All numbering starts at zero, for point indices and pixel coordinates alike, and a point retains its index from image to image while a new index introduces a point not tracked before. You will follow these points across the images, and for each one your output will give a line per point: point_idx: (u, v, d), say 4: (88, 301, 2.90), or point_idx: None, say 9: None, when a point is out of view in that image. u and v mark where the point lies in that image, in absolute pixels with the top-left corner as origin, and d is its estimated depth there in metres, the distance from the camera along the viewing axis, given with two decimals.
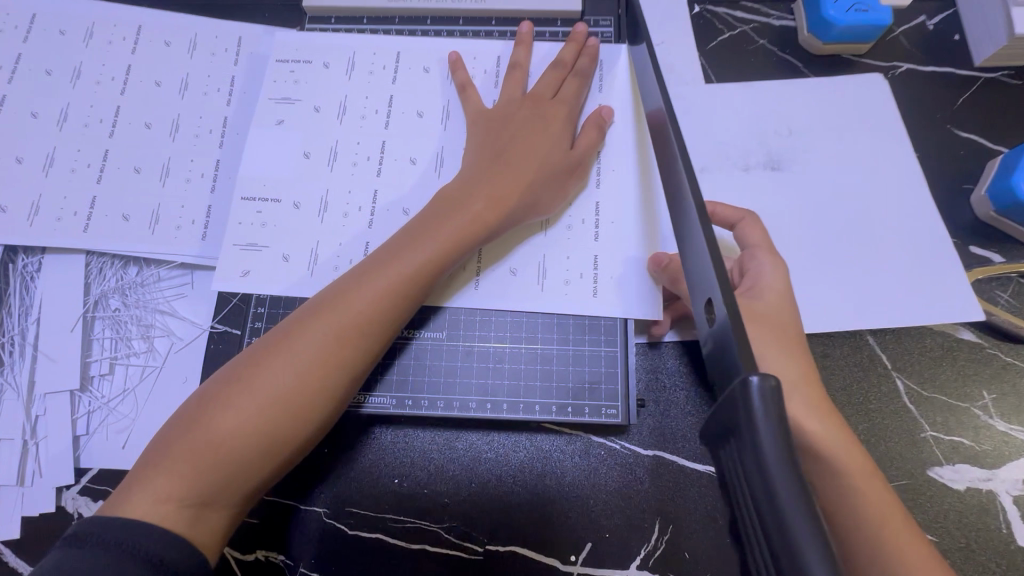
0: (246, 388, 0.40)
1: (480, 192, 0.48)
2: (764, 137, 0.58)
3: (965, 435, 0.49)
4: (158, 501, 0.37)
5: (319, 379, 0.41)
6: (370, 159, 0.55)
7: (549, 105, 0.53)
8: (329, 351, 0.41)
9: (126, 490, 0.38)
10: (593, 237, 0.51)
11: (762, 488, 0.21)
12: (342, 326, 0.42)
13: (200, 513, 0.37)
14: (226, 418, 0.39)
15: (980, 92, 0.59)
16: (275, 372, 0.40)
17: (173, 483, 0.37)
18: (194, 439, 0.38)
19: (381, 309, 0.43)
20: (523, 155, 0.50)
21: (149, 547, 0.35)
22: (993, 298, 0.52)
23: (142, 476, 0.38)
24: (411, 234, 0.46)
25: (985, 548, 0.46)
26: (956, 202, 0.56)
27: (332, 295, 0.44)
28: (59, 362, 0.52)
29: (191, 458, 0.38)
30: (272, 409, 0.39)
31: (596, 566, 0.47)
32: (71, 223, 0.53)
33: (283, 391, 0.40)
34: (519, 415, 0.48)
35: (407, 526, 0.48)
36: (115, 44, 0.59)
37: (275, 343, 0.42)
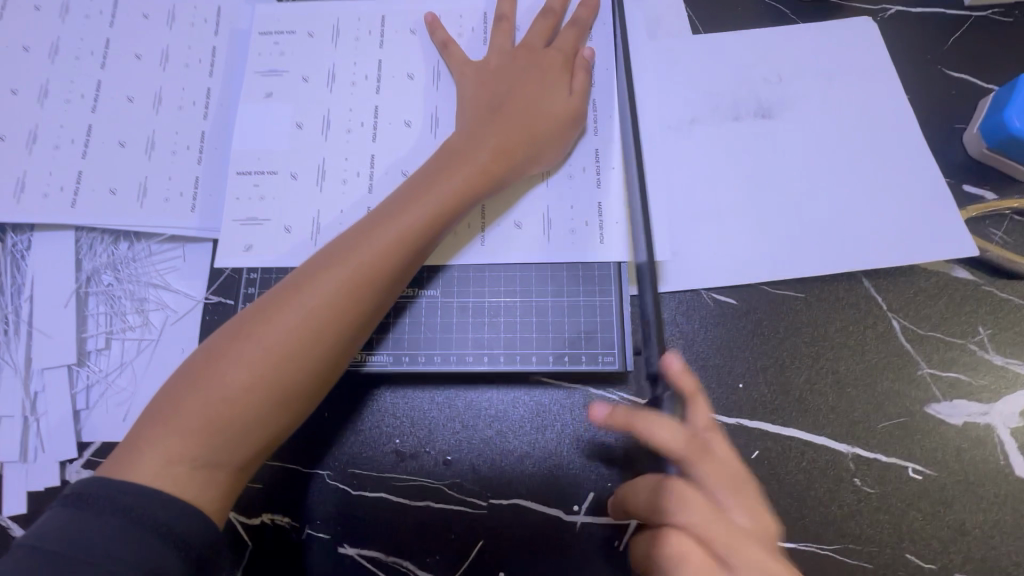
0: (253, 349, 0.39)
1: (482, 146, 0.47)
2: (753, 85, 0.57)
3: (962, 370, 0.49)
4: (169, 461, 0.37)
5: (327, 334, 0.40)
6: (363, 125, 0.54)
7: (542, 58, 0.52)
8: (335, 306, 0.41)
9: (135, 450, 0.37)
10: (591, 190, 0.51)
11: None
12: (349, 281, 0.41)
13: (211, 475, 0.37)
14: (234, 380, 0.38)
15: (971, 31, 0.58)
16: (281, 329, 0.40)
17: (184, 443, 0.37)
18: (203, 401, 0.38)
19: (386, 263, 0.43)
20: (521, 108, 0.49)
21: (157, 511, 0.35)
22: (987, 235, 0.52)
23: (150, 437, 0.38)
24: (410, 190, 0.46)
25: (982, 480, 0.47)
26: (948, 142, 0.55)
27: (335, 251, 0.43)
28: (55, 338, 0.51)
29: (200, 417, 0.38)
30: (280, 366, 0.39)
31: (599, 514, 0.48)
32: (59, 200, 0.53)
33: (291, 353, 0.39)
34: (517, 366, 0.48)
35: (410, 484, 0.49)
36: (92, 18, 0.58)
37: (281, 298, 0.41)
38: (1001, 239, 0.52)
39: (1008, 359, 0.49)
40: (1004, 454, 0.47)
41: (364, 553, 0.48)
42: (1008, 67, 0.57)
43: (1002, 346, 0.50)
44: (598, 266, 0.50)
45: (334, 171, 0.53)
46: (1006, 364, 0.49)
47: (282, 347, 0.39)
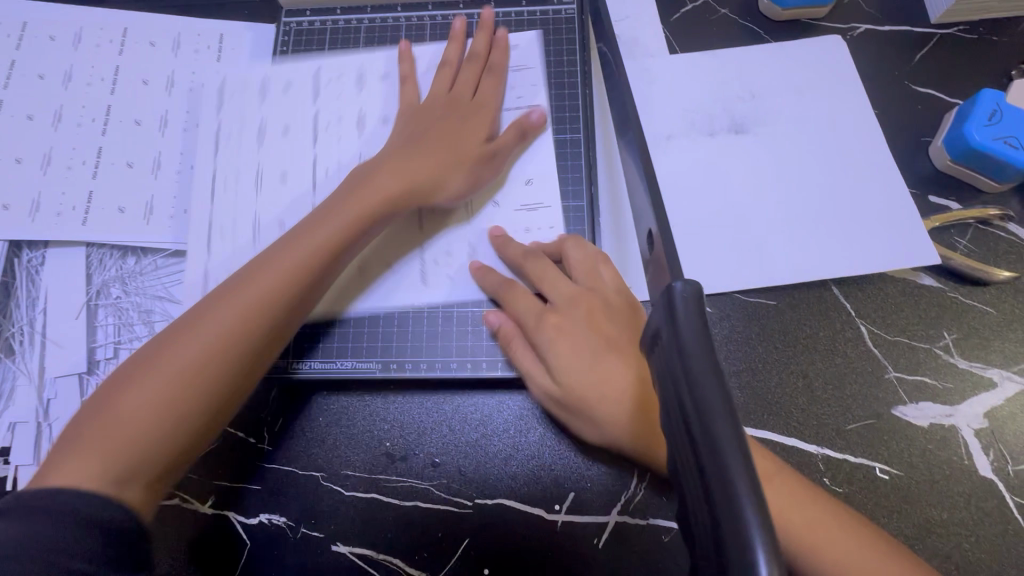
0: (159, 362, 0.43)
1: (370, 185, 0.51)
2: (727, 102, 0.60)
3: (928, 374, 0.51)
4: (72, 478, 0.39)
5: (232, 367, 0.44)
6: (339, 164, 0.58)
7: (466, 108, 0.56)
8: (216, 339, 0.43)
9: (60, 458, 0.41)
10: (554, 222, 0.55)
11: (697, 417, 0.23)
12: (236, 317, 0.44)
13: (121, 490, 0.40)
14: (136, 390, 0.42)
15: (937, 48, 0.61)
16: (175, 358, 0.43)
17: (100, 460, 0.40)
18: (111, 411, 0.42)
19: (293, 282, 0.46)
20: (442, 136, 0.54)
21: (99, 512, 0.38)
22: (952, 244, 0.54)
23: (74, 445, 0.41)
24: (306, 226, 0.49)
25: (948, 479, 0.48)
26: (915, 154, 0.58)
27: (237, 281, 0.46)
28: (67, 348, 0.55)
29: (99, 439, 0.41)
30: (176, 389, 0.42)
31: (580, 513, 0.50)
32: (70, 218, 0.56)
33: (199, 360, 0.43)
34: (496, 372, 0.52)
35: (399, 485, 0.51)
36: (102, 47, 0.62)
37: (175, 330, 0.44)
38: (965, 247, 0.54)
39: (972, 363, 0.51)
40: (969, 454, 0.49)
41: (356, 550, 0.50)
42: (973, 82, 0.59)
43: (966, 351, 0.52)
44: None
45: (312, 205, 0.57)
46: (970, 368, 0.51)
47: (173, 374, 0.42)
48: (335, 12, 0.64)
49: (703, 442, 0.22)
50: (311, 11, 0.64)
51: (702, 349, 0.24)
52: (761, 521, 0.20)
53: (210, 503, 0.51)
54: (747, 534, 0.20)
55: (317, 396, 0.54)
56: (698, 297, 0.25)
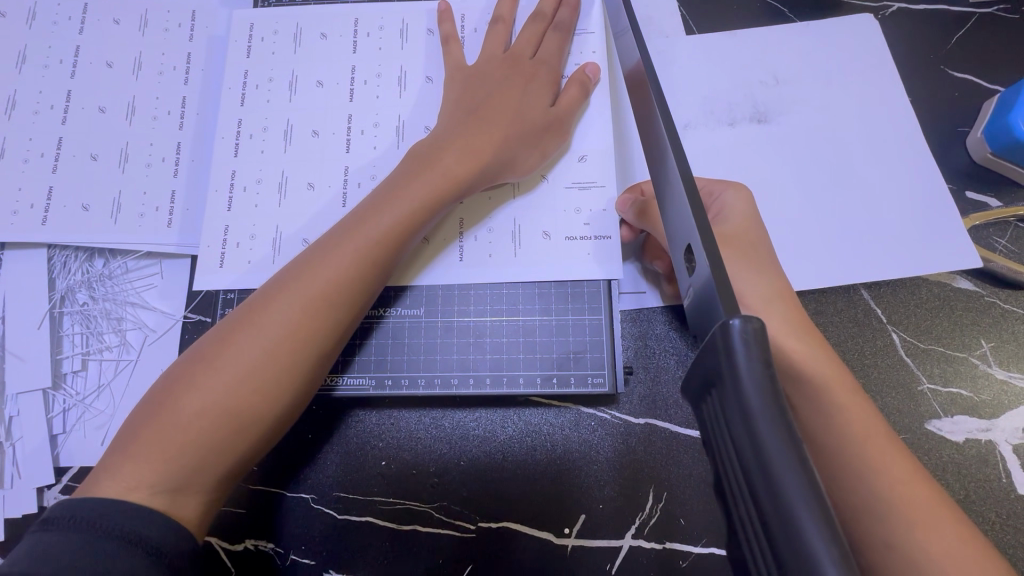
0: (210, 367, 0.38)
1: (451, 149, 0.45)
2: (750, 89, 0.55)
3: (964, 385, 0.48)
4: (128, 488, 0.35)
5: (302, 356, 0.39)
6: (336, 134, 0.52)
7: (525, 67, 0.50)
8: (291, 325, 0.39)
9: (96, 476, 0.36)
10: (572, 212, 0.49)
11: (767, 485, 0.19)
12: (314, 301, 0.40)
13: (174, 499, 0.36)
14: (191, 399, 0.37)
15: (975, 29, 0.56)
16: (242, 350, 0.38)
17: (148, 476, 0.36)
18: (161, 421, 0.37)
19: (353, 278, 0.41)
20: (498, 109, 0.47)
21: (124, 522, 0.33)
22: (990, 244, 0.51)
23: (113, 461, 0.36)
24: (380, 199, 0.44)
25: (985, 499, 0.45)
26: (951, 146, 0.53)
27: (298, 267, 0.42)
28: (28, 361, 0.50)
29: (159, 444, 0.36)
30: (248, 383, 0.38)
31: (592, 536, 0.46)
32: (29, 217, 0.51)
33: (252, 367, 0.38)
34: (503, 389, 0.47)
35: (397, 507, 0.47)
36: (60, 25, 0.56)
37: (240, 320, 0.40)
38: (1004, 247, 0.50)
39: (1011, 374, 0.48)
40: (1007, 472, 0.46)
41: None
42: (1016, 67, 0.55)
43: (1005, 360, 0.48)
44: (572, 315, 0.48)
45: (311, 184, 0.51)
46: (1009, 378, 0.48)
47: (247, 365, 0.38)
48: None
49: (776, 519, 0.18)
50: None
51: (765, 405, 0.20)
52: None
53: None
54: None
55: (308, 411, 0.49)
56: (763, 337, 0.21)
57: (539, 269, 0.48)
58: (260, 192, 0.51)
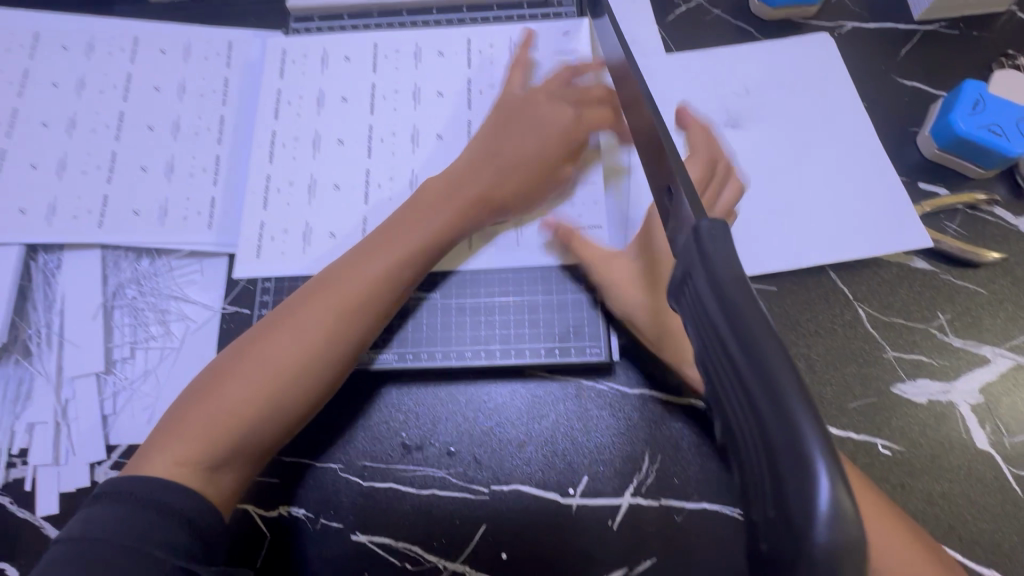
0: (258, 363, 0.44)
1: (466, 187, 0.53)
2: (723, 98, 0.62)
3: (924, 353, 0.53)
4: (177, 463, 0.41)
5: (330, 361, 0.45)
6: (359, 141, 0.59)
7: (532, 97, 0.57)
8: (331, 334, 0.45)
9: (146, 452, 0.42)
10: (568, 204, 0.57)
11: (741, 341, 0.21)
12: (345, 312, 0.46)
13: (213, 476, 0.42)
14: (242, 390, 0.43)
15: (920, 44, 0.64)
16: (278, 350, 0.44)
17: (197, 453, 0.41)
18: (212, 409, 0.43)
19: (378, 295, 0.48)
20: (506, 146, 0.55)
21: (169, 499, 0.39)
22: (943, 229, 0.57)
23: (163, 439, 0.42)
24: (395, 224, 0.51)
25: (947, 453, 0.50)
26: (904, 144, 0.60)
27: (326, 278, 0.48)
28: (84, 348, 0.55)
29: (206, 428, 0.42)
30: (281, 380, 0.44)
31: (594, 496, 0.51)
32: (86, 221, 0.58)
33: (295, 366, 0.44)
34: (511, 360, 0.53)
35: (416, 474, 0.52)
36: (114, 55, 0.64)
37: (281, 321, 0.46)
38: (955, 231, 0.57)
39: (966, 342, 0.53)
40: (967, 429, 0.51)
41: (375, 539, 0.51)
42: (957, 75, 0.62)
43: (960, 330, 0.54)
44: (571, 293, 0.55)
45: (337, 184, 0.57)
46: (965, 346, 0.53)
47: (294, 366, 0.44)
48: (342, 18, 0.65)
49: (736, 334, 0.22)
50: (318, 17, 0.65)
51: (725, 267, 0.24)
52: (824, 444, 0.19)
53: None
54: (801, 431, 0.19)
55: None
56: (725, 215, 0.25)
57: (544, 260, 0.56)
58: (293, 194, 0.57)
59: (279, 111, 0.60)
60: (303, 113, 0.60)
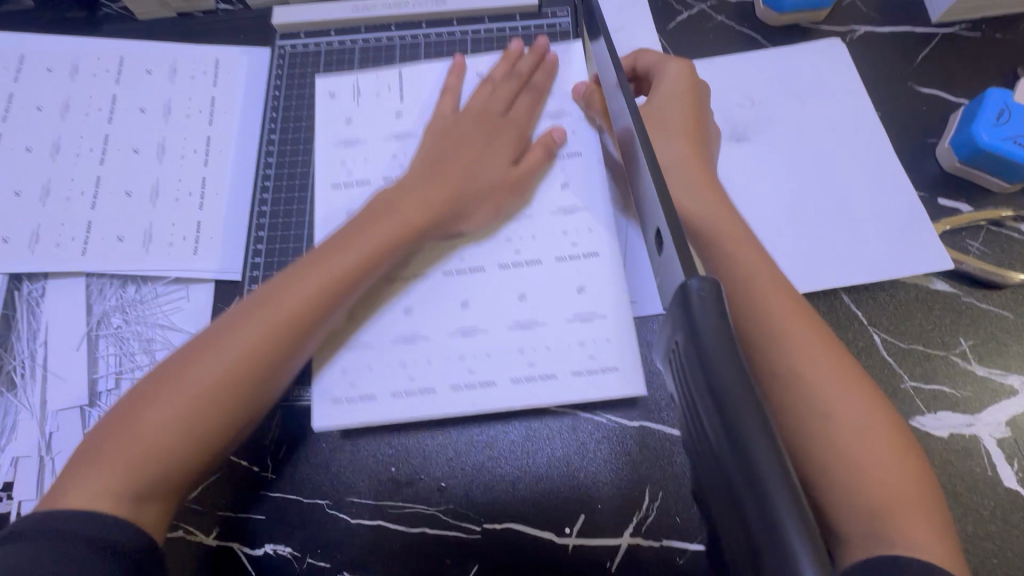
0: (170, 388, 0.42)
1: (407, 198, 0.50)
2: (728, 110, 0.59)
3: (945, 382, 0.50)
4: (94, 496, 0.39)
5: (239, 389, 0.42)
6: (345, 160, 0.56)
7: (495, 125, 0.55)
8: (211, 357, 0.43)
9: (69, 482, 0.40)
10: (560, 233, 0.54)
11: (734, 447, 0.22)
12: (270, 330, 0.44)
13: (138, 507, 0.40)
14: (145, 415, 0.41)
15: (938, 48, 0.60)
16: (201, 377, 0.42)
17: (110, 480, 0.39)
18: (124, 436, 0.41)
19: (307, 308, 0.45)
20: (460, 164, 0.52)
21: (90, 530, 0.37)
22: (964, 247, 0.53)
23: (82, 468, 0.40)
24: (337, 241, 0.48)
25: (972, 492, 0.47)
26: (921, 157, 0.57)
27: (259, 299, 0.45)
28: (68, 379, 0.54)
29: (117, 458, 0.40)
30: (201, 407, 0.41)
31: (591, 535, 0.49)
32: (70, 249, 0.56)
33: (202, 390, 0.42)
34: (502, 397, 0.50)
35: (406, 511, 0.50)
36: (99, 77, 0.62)
37: (197, 345, 0.44)
38: (978, 249, 0.53)
39: (991, 370, 0.50)
40: (992, 465, 0.47)
41: None
42: (978, 81, 0.58)
43: (984, 357, 0.50)
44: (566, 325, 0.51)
45: (344, 143, 0.57)
46: (989, 374, 0.50)
47: (186, 391, 0.41)
48: (329, 34, 0.63)
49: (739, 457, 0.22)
50: (305, 33, 0.63)
51: (721, 356, 0.24)
52: (814, 555, 0.20)
53: (214, 535, 0.51)
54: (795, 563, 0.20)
55: None
56: (715, 291, 0.25)
57: (536, 314, 0.51)
58: (290, 216, 0.57)
59: (273, 132, 0.60)
60: (297, 133, 0.59)
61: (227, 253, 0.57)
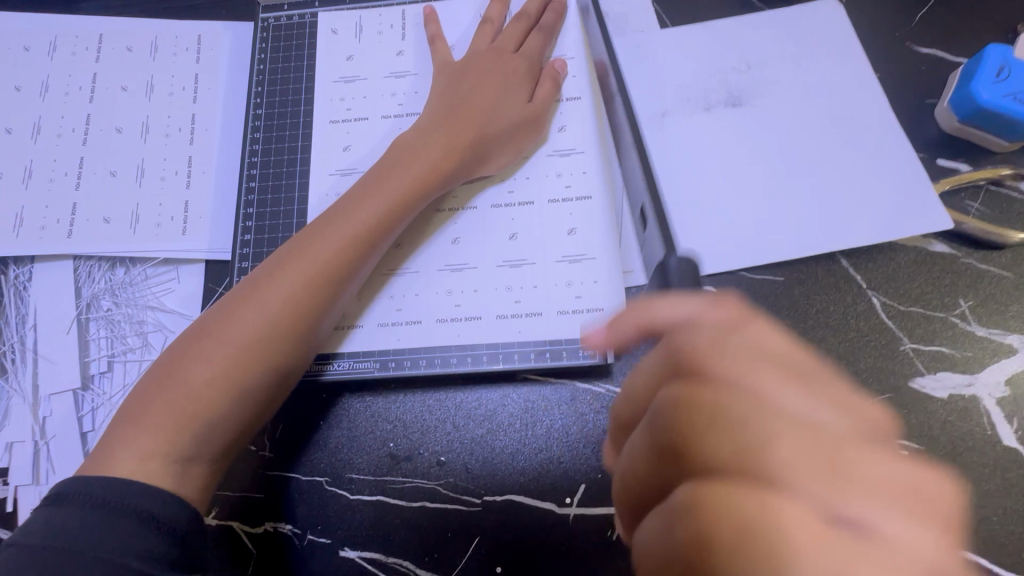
0: (213, 342, 0.41)
1: (432, 143, 0.50)
2: (724, 75, 0.58)
3: (946, 343, 0.49)
4: (144, 458, 0.38)
5: (282, 336, 0.42)
6: (349, 110, 0.57)
7: (507, 63, 0.55)
8: (249, 308, 0.42)
9: (113, 446, 0.38)
10: (555, 175, 0.53)
11: None
12: (308, 281, 0.43)
13: (187, 466, 0.39)
14: (193, 370, 0.40)
15: (937, 7, 0.59)
16: (245, 325, 0.41)
17: (160, 441, 0.38)
18: (170, 394, 0.40)
19: (343, 259, 0.45)
20: (478, 110, 0.52)
21: (138, 500, 0.36)
22: (964, 208, 0.53)
23: (127, 432, 0.39)
24: (366, 190, 0.48)
25: (972, 451, 0.47)
26: (920, 118, 0.56)
27: (294, 248, 0.45)
28: (59, 364, 0.53)
29: (168, 414, 0.39)
30: (246, 359, 0.41)
31: (592, 505, 0.48)
32: (56, 231, 0.55)
33: (249, 342, 0.41)
34: (499, 365, 0.50)
35: (406, 486, 0.50)
36: (79, 55, 0.61)
37: (236, 300, 0.43)
38: (977, 210, 0.53)
39: (991, 330, 0.50)
40: (992, 424, 0.47)
41: (365, 555, 0.49)
42: (977, 41, 0.57)
43: (985, 317, 0.50)
44: (574, 279, 0.51)
45: (343, 78, 0.58)
46: (990, 335, 0.49)
47: (232, 344, 0.41)
48: (313, 5, 0.61)
49: None
50: (288, 5, 0.61)
51: None
52: None
53: (213, 515, 0.50)
54: None
55: (318, 398, 0.52)
56: None
57: (525, 252, 0.52)
58: (279, 192, 0.55)
59: (258, 108, 0.58)
60: (284, 106, 0.58)
61: (216, 233, 0.56)
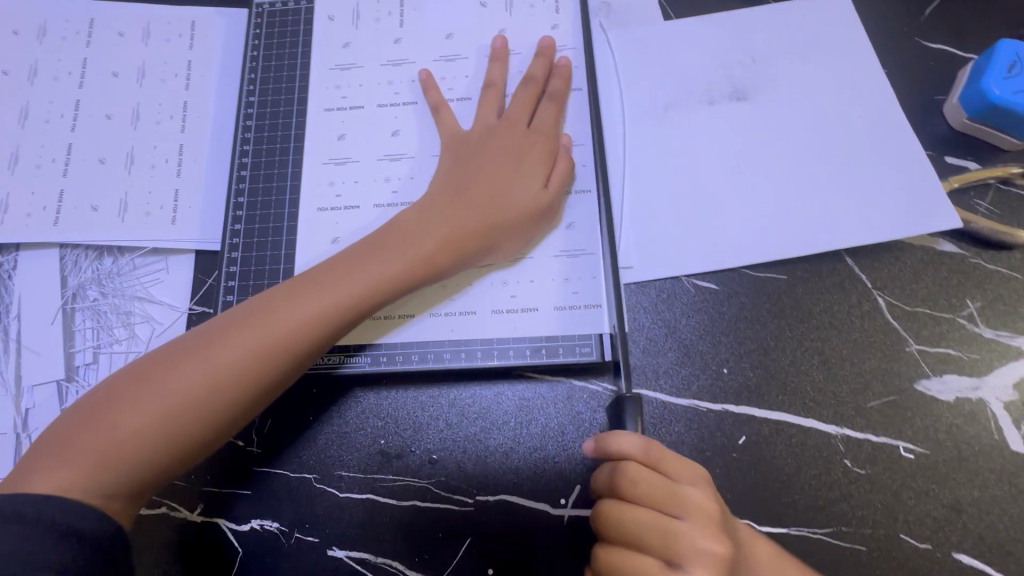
0: (163, 382, 0.40)
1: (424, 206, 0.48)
2: (728, 69, 0.56)
3: (952, 345, 0.48)
4: (69, 480, 0.38)
5: (232, 390, 0.41)
6: (345, 99, 0.55)
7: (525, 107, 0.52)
8: (210, 357, 0.41)
9: (45, 463, 0.38)
10: None
11: None
12: (270, 340, 0.42)
13: (106, 504, 0.38)
14: (138, 405, 0.40)
15: (947, 2, 0.58)
16: (196, 377, 0.41)
17: (87, 471, 0.38)
18: (112, 423, 0.39)
19: (311, 319, 0.43)
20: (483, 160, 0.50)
21: (60, 514, 0.35)
22: (973, 207, 0.51)
23: (63, 453, 0.39)
24: (361, 250, 0.46)
25: (978, 456, 0.45)
26: (929, 115, 0.54)
27: (270, 301, 0.44)
28: (43, 354, 0.52)
29: (104, 446, 0.39)
30: (188, 405, 0.40)
31: (587, 506, 0.47)
32: (42, 218, 0.54)
33: (198, 388, 0.40)
34: (494, 361, 0.49)
35: (396, 484, 0.49)
36: (68, 39, 0.59)
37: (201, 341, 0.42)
38: (986, 210, 0.51)
39: (999, 332, 0.48)
40: (999, 428, 0.46)
41: (354, 554, 0.48)
42: (987, 37, 0.56)
43: (993, 319, 0.49)
44: (572, 274, 0.50)
45: (340, 66, 0.57)
46: (997, 337, 0.48)
47: (183, 389, 0.40)
48: None
49: None
50: None
51: None
52: None
53: (199, 511, 0.49)
54: None
55: (307, 393, 0.51)
56: None
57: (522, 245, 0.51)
58: (271, 181, 0.54)
59: (251, 95, 0.57)
60: (278, 94, 0.56)
61: (206, 223, 0.55)
